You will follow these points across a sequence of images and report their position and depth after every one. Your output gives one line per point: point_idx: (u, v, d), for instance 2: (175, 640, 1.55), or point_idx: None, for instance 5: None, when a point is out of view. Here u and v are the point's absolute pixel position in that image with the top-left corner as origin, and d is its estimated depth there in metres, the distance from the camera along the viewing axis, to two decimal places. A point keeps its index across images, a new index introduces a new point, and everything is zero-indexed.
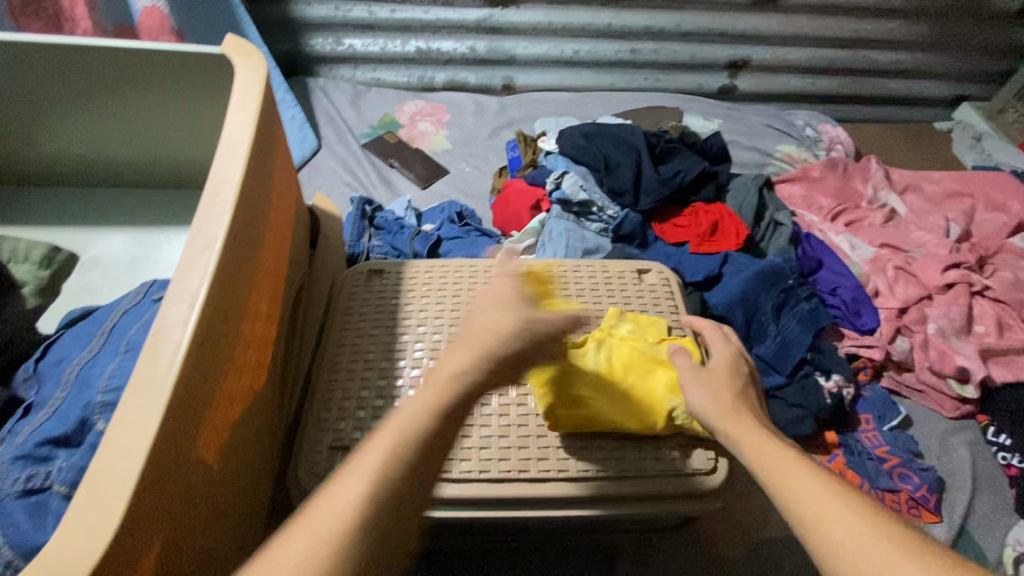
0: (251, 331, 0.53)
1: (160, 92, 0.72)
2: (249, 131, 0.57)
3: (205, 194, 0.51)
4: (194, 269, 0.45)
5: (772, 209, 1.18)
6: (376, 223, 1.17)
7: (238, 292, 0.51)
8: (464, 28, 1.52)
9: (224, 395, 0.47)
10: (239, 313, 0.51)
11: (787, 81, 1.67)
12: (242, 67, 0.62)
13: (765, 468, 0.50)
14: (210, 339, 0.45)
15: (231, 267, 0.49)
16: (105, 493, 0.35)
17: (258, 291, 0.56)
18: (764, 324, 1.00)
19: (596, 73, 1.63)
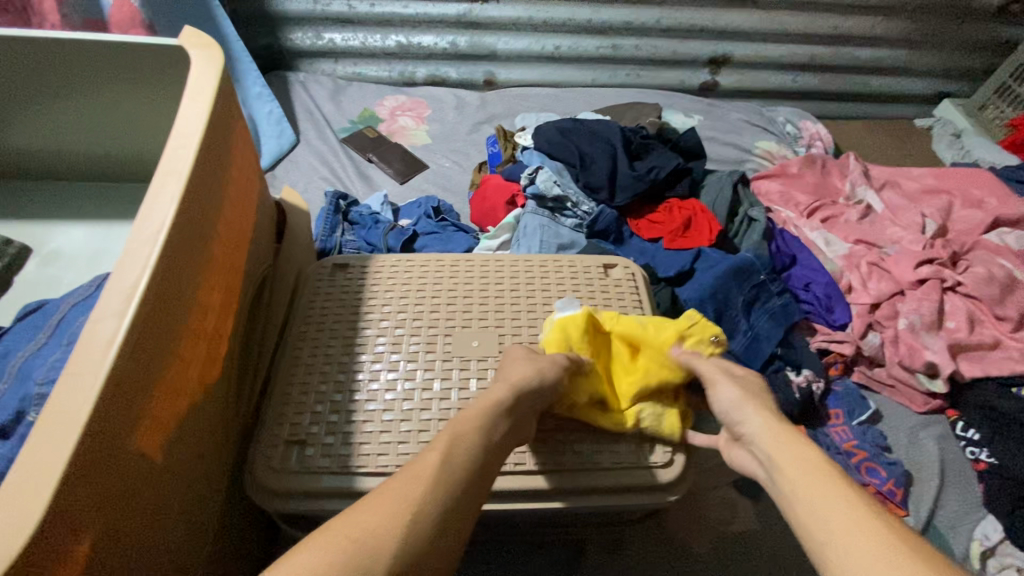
0: (199, 324, 0.53)
1: (119, 84, 0.71)
2: (200, 123, 0.56)
3: (152, 186, 0.50)
4: (136, 260, 0.45)
5: (746, 205, 1.19)
6: (352, 218, 1.17)
7: (184, 285, 0.50)
8: (444, 23, 1.51)
9: (168, 389, 0.47)
10: (186, 305, 0.50)
11: (769, 77, 1.67)
12: (197, 59, 0.62)
13: (804, 490, 0.50)
14: (150, 333, 0.45)
15: (177, 260, 0.49)
16: (29, 485, 0.35)
17: (210, 285, 0.56)
18: (735, 319, 1.00)
19: (578, 68, 1.63)
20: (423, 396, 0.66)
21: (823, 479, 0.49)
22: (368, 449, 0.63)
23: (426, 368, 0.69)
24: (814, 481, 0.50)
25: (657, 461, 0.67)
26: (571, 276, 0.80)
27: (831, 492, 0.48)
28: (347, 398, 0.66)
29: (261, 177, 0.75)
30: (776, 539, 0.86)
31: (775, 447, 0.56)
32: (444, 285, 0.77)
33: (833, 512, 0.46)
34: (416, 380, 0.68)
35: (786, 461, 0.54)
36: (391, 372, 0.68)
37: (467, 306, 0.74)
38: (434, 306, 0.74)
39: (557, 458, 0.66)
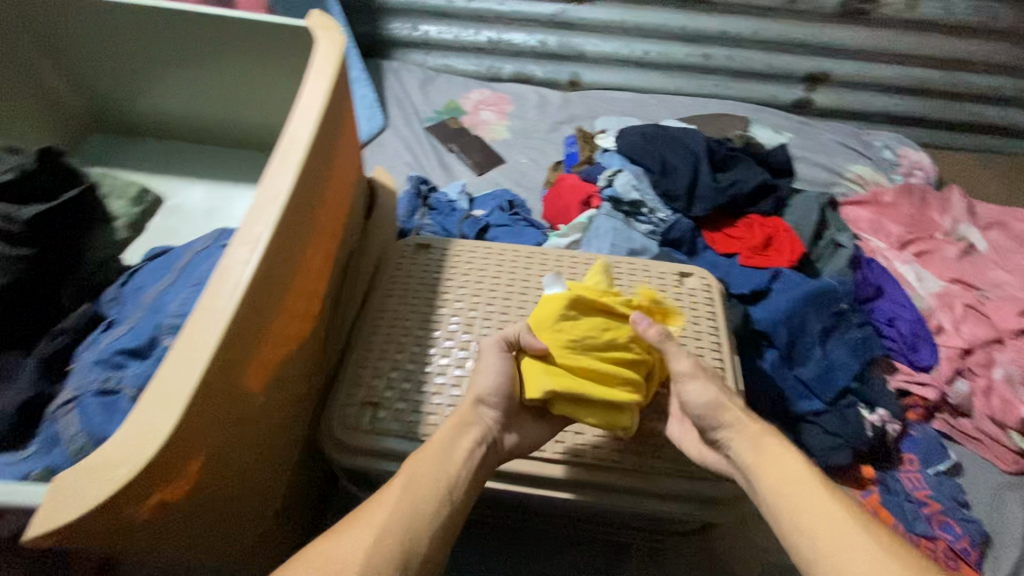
0: (302, 282, 0.57)
1: (247, 58, 0.78)
2: (322, 100, 0.62)
3: (278, 153, 0.56)
4: (261, 216, 0.50)
5: (832, 230, 1.13)
6: (430, 203, 1.22)
7: (296, 244, 0.55)
8: (537, 22, 1.54)
9: (273, 335, 0.52)
10: (295, 264, 0.55)
11: (871, 99, 1.58)
12: (323, 42, 0.68)
13: (803, 515, 0.50)
14: (264, 285, 0.49)
15: (293, 220, 0.54)
16: (165, 398, 0.39)
17: (313, 248, 0.60)
18: (808, 346, 0.96)
19: (665, 75, 1.60)
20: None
21: (819, 498, 0.51)
22: (435, 420, 0.66)
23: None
24: (812, 503, 0.50)
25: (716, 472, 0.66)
26: (645, 280, 0.80)
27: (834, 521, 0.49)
28: (418, 370, 0.69)
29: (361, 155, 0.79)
30: None
31: (769, 469, 0.55)
32: (520, 275, 0.79)
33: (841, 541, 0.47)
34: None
35: (778, 480, 0.54)
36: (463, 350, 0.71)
37: (540, 297, 0.76)
38: (508, 294, 0.76)
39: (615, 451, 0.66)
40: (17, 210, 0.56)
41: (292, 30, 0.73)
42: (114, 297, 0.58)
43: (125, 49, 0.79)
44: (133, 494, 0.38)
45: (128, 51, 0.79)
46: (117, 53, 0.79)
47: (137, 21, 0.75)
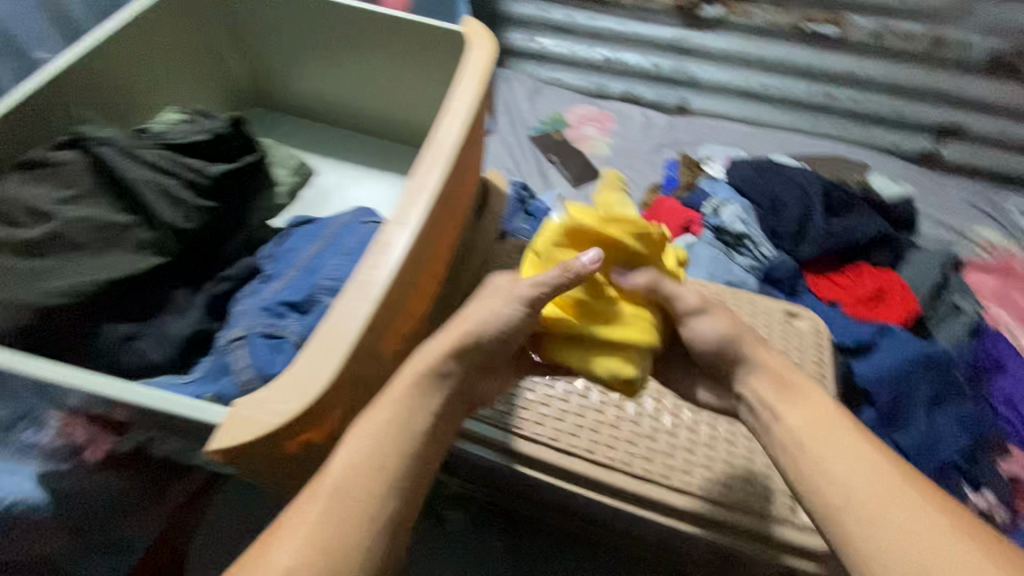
0: (432, 267, 0.62)
1: (396, 53, 0.83)
2: (469, 109, 0.67)
3: (428, 151, 0.61)
4: (414, 203, 0.55)
5: (953, 292, 1.06)
6: (529, 208, 1.25)
7: (436, 233, 0.60)
8: (654, 44, 1.54)
9: (406, 311, 0.56)
10: (433, 250, 0.60)
11: (1008, 160, 1.46)
12: (475, 50, 0.74)
13: (873, 507, 0.46)
14: (410, 265, 0.53)
15: (439, 211, 0.59)
16: (326, 353, 0.44)
17: (445, 236, 0.65)
18: (914, 411, 0.90)
19: (780, 110, 1.55)
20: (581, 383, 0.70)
21: (853, 453, 0.49)
22: (525, 416, 0.68)
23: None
24: (882, 493, 0.46)
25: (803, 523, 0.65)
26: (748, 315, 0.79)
27: (906, 513, 0.45)
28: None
29: None
30: None
31: (829, 453, 0.50)
32: None
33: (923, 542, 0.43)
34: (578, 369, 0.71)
35: (838, 462, 0.49)
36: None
37: None
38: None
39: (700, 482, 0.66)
40: (205, 166, 0.63)
41: (446, 32, 0.78)
42: (270, 254, 0.65)
43: (289, 32, 0.86)
44: (283, 434, 0.42)
45: (290, 37, 0.87)
46: (282, 36, 0.87)
47: (309, 9, 0.82)
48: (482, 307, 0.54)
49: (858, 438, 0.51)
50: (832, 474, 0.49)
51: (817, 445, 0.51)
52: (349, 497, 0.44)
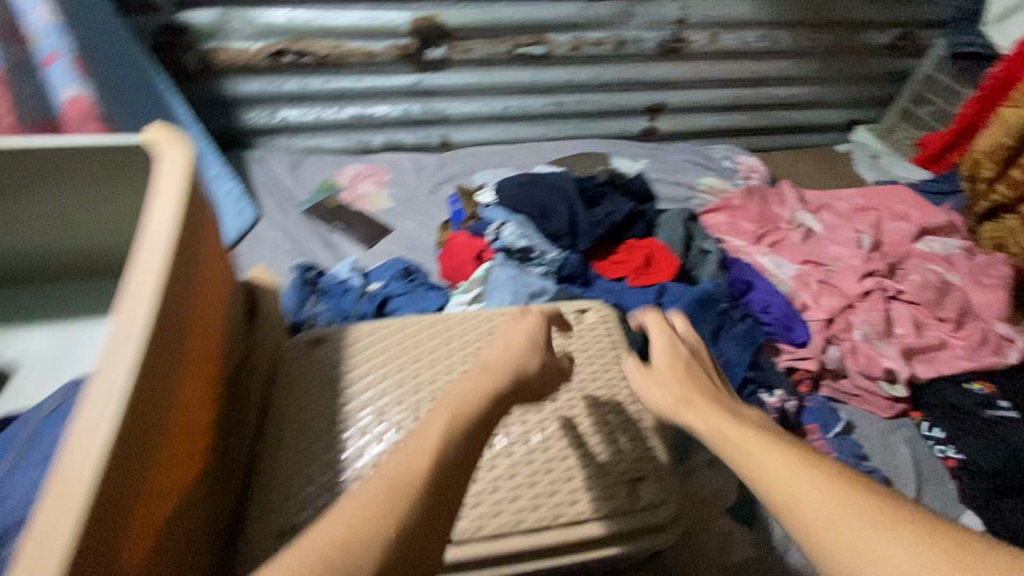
0: (181, 399, 0.56)
1: (66, 184, 0.77)
2: (174, 218, 0.59)
3: (129, 289, 0.52)
4: (131, 324, 0.50)
5: (698, 239, 1.25)
6: (320, 287, 1.17)
7: (165, 382, 0.53)
8: (395, 93, 1.61)
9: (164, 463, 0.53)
10: (164, 408, 0.53)
11: (701, 119, 1.82)
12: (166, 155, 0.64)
13: (844, 546, 0.45)
14: (109, 402, 0.45)
15: (161, 341, 0.53)
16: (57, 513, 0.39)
17: (196, 354, 0.61)
18: (704, 348, 1.06)
19: (527, 125, 1.76)
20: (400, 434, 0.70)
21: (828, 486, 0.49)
22: None
23: (400, 408, 0.72)
24: (828, 511, 0.47)
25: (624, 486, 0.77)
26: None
27: (878, 522, 0.45)
28: (338, 450, 0.69)
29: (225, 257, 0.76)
30: (709, 512, 0.93)
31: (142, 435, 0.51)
32: (438, 342, 0.80)
33: (905, 533, 0.44)
34: (395, 413, 0.72)
35: (776, 487, 0.51)
36: (368, 414, 0.72)
37: (437, 371, 0.76)
38: (416, 387, 0.75)
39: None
40: None
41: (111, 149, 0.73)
42: None
43: None
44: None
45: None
46: None
47: None
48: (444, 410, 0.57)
49: (758, 444, 0.55)
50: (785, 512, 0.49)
51: (738, 460, 0.55)
52: (372, 499, 0.46)
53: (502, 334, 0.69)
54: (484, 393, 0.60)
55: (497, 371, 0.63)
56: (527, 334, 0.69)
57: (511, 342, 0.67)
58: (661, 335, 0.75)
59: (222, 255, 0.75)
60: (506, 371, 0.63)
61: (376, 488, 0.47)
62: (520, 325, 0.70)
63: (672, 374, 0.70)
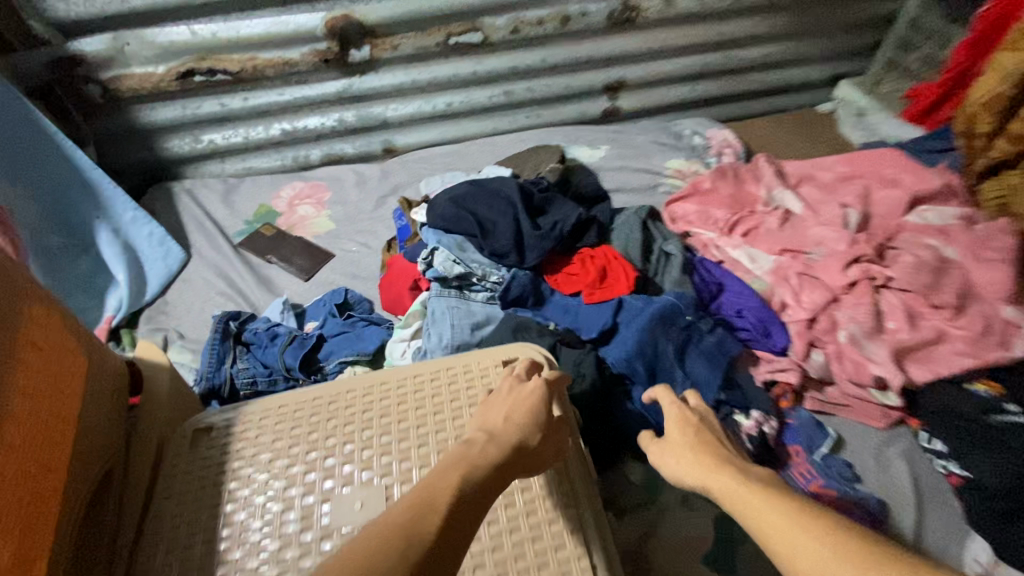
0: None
1: None
2: None
3: None
4: None
5: (659, 241, 1.13)
6: (243, 339, 1.06)
7: None
8: (325, 102, 1.47)
9: None
10: None
11: (665, 92, 1.66)
12: None
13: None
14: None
15: None
16: None
17: (32, 448, 0.52)
18: (670, 370, 0.92)
19: (476, 120, 1.61)
20: (292, 552, 0.59)
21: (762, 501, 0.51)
22: None
23: (292, 516, 0.61)
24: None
25: (578, 548, 0.65)
26: (449, 384, 0.73)
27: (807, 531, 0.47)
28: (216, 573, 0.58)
29: (83, 336, 0.66)
30: (684, 563, 0.83)
31: None
32: (337, 421, 0.70)
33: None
34: (286, 521, 0.61)
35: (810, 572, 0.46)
36: (259, 528, 0.61)
37: (338, 460, 0.66)
38: (308, 485, 0.64)
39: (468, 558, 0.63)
40: None
41: None
42: None
43: None
44: None
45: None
46: None
47: None
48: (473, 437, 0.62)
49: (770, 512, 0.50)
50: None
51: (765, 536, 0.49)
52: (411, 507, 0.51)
53: (510, 396, 0.67)
54: (490, 458, 0.58)
55: (502, 438, 0.61)
56: (534, 401, 0.66)
57: (516, 406, 0.65)
58: (673, 401, 0.67)
59: (75, 345, 0.63)
60: (514, 438, 0.62)
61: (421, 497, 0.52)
62: (524, 389, 0.67)
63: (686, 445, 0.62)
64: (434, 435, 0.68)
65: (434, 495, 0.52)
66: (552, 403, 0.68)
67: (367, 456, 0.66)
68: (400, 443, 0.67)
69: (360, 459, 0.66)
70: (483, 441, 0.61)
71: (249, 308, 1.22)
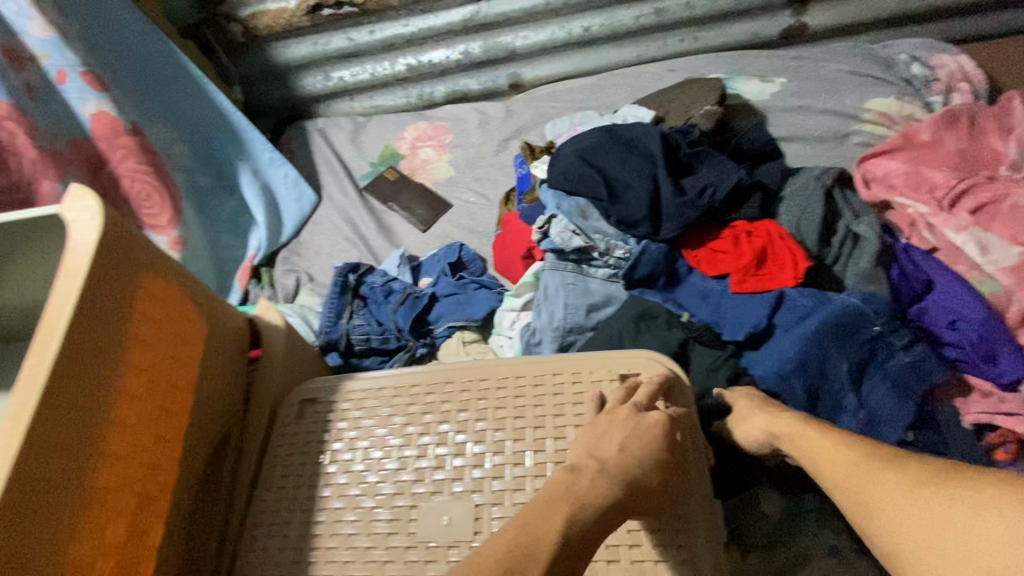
0: (88, 548, 0.47)
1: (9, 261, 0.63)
2: (87, 265, 0.51)
3: (31, 350, 0.46)
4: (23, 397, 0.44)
5: (847, 217, 0.87)
6: (361, 293, 1.06)
7: (79, 454, 0.47)
8: (450, 32, 1.36)
9: (88, 541, 0.47)
10: (81, 482, 0.47)
11: (874, 3, 1.26)
12: (82, 194, 0.55)
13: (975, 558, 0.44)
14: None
15: (62, 412, 0.46)
16: None
17: (146, 408, 0.54)
18: (837, 395, 0.73)
19: (617, 47, 1.37)
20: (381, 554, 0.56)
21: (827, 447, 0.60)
22: None
23: (381, 516, 0.58)
24: (962, 528, 0.45)
25: None
26: (554, 393, 0.62)
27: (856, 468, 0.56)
28: (309, 555, 0.57)
29: (206, 295, 0.67)
30: None
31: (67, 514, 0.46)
32: (431, 417, 0.63)
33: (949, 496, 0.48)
34: (376, 521, 0.58)
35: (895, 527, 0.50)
36: (352, 520, 0.58)
37: (429, 463, 0.60)
38: (399, 485, 0.59)
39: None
40: None
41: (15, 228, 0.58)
42: None
43: None
44: None
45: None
46: None
47: None
48: (582, 455, 0.51)
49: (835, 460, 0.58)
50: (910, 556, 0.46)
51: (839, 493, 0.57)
52: (521, 529, 0.43)
53: (631, 420, 0.54)
54: (601, 497, 0.47)
55: (615, 472, 0.49)
56: (656, 432, 0.53)
57: (636, 432, 0.52)
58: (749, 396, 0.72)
59: (196, 310, 0.64)
60: (630, 475, 0.50)
61: (528, 520, 0.44)
62: (647, 418, 0.54)
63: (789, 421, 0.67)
64: (531, 456, 0.58)
65: (535, 540, 0.43)
66: (678, 433, 0.55)
67: (460, 465, 0.59)
68: (496, 458, 0.58)
69: (453, 468, 0.59)
70: (592, 471, 0.49)
71: (370, 257, 1.23)
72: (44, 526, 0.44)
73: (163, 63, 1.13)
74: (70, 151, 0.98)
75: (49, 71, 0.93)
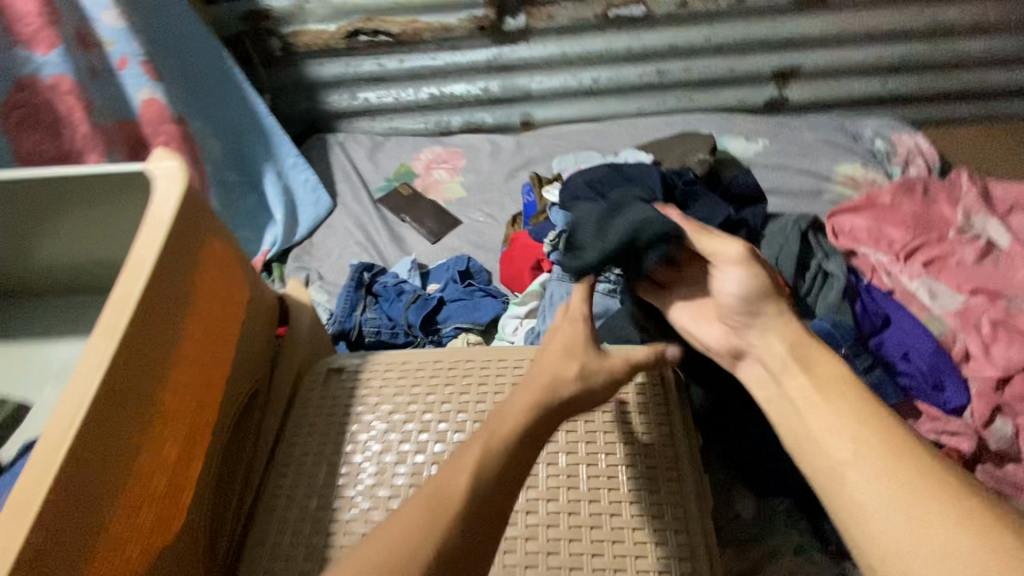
0: (152, 459, 0.51)
1: (80, 206, 0.72)
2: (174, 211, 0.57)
3: (123, 275, 0.52)
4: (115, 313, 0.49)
5: (820, 257, 0.99)
6: (374, 290, 1.13)
7: (153, 373, 0.52)
8: (473, 69, 1.49)
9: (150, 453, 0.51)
10: (151, 397, 0.52)
11: (844, 86, 1.45)
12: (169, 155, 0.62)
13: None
14: (27, 510, 0.40)
15: (147, 332, 0.51)
16: (17, 513, 0.40)
17: (202, 345, 0.59)
18: None
19: (621, 99, 1.53)
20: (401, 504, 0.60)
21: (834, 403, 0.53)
22: None
23: (402, 470, 0.63)
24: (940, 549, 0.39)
25: None
26: None
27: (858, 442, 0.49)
28: (334, 503, 0.62)
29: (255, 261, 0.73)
30: None
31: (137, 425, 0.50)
32: (452, 389, 0.69)
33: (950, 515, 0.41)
34: (397, 476, 0.63)
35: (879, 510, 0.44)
36: (375, 474, 0.63)
37: (450, 427, 0.66)
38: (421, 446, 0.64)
39: (550, 525, 0.57)
40: None
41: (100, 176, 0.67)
42: None
43: None
44: None
45: (6, 217, 0.73)
46: None
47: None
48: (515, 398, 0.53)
49: (835, 407, 0.52)
50: (858, 532, 0.45)
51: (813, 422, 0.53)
52: (428, 497, 0.44)
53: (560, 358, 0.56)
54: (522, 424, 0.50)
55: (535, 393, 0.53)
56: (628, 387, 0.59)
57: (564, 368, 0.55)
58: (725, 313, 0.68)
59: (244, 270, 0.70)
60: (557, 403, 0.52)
61: (434, 488, 0.45)
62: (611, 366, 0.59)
63: (782, 344, 0.60)
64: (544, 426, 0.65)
65: (441, 498, 0.44)
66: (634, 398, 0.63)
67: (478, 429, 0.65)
68: None
69: (471, 431, 0.65)
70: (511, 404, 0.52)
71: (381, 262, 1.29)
72: (124, 430, 0.48)
73: (208, 62, 1.21)
74: (116, 130, 1.04)
75: (112, 57, 1.01)
